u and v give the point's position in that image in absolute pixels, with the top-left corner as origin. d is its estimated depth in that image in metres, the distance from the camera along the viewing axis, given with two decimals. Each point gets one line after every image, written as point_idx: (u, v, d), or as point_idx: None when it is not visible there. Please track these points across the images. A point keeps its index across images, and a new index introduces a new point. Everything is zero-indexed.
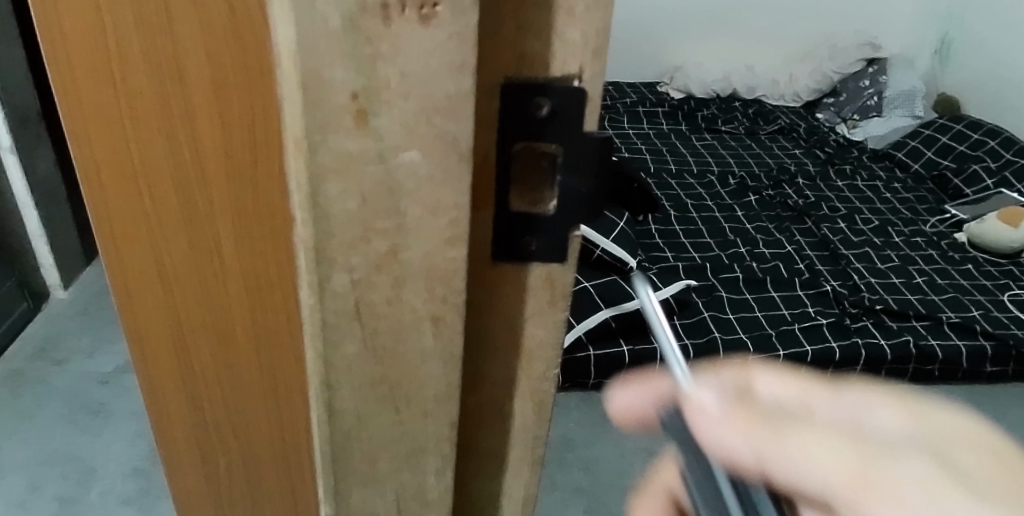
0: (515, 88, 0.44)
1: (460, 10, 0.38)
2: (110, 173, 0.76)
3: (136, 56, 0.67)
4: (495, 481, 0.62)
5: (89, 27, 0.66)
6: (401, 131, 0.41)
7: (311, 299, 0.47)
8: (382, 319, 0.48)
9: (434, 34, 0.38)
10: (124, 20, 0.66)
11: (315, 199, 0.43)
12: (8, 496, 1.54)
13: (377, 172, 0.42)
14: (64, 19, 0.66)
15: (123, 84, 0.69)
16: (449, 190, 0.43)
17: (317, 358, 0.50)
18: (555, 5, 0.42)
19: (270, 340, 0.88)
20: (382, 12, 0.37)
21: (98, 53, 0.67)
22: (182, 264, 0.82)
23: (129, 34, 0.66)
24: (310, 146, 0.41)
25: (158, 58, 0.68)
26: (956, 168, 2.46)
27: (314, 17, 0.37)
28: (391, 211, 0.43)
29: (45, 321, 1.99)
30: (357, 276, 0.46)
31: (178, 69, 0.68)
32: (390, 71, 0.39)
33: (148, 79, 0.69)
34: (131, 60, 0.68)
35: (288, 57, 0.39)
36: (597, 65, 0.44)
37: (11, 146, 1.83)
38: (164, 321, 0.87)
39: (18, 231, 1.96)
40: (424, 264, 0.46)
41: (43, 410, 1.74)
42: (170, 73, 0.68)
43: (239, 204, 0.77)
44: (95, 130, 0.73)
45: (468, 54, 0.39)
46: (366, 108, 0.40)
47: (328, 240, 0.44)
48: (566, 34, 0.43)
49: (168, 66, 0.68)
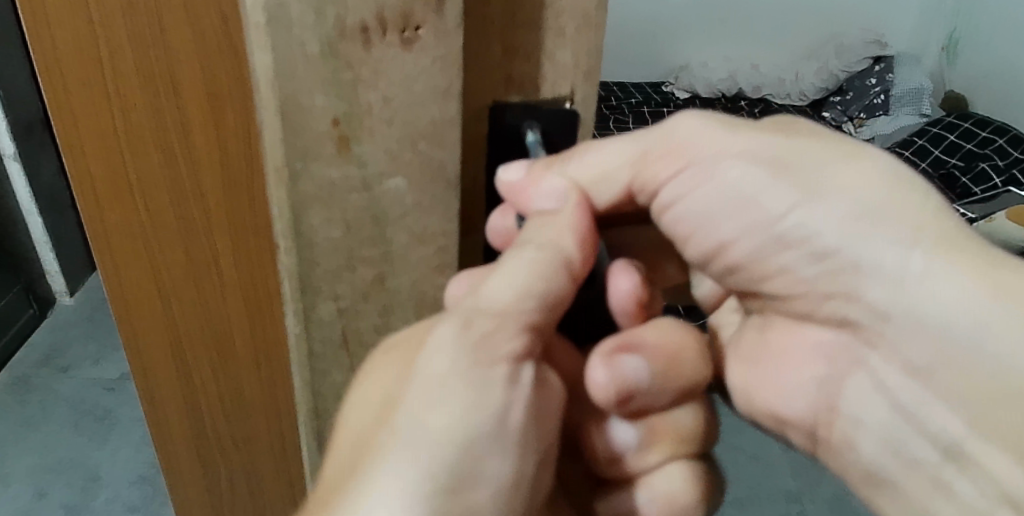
0: (503, 113, 0.43)
1: (443, 34, 0.37)
2: (106, 189, 0.74)
3: (130, 70, 0.67)
4: None
5: (83, 41, 0.65)
6: (385, 157, 0.39)
7: (296, 328, 0.45)
8: (371, 348, 0.46)
9: (417, 58, 0.37)
10: (116, 33, 0.65)
11: (298, 227, 0.41)
12: (13, 505, 1.54)
13: (361, 201, 0.41)
14: (56, 32, 0.65)
15: (117, 97, 0.68)
16: (436, 217, 0.42)
17: (304, 388, 0.48)
18: (544, 25, 0.40)
19: (270, 354, 0.87)
20: (362, 36, 0.36)
21: (91, 66, 0.67)
22: (180, 279, 0.81)
23: (124, 48, 0.66)
24: (292, 174, 0.39)
25: (154, 70, 0.67)
26: (964, 167, 2.27)
27: (291, 42, 0.36)
28: (376, 239, 0.42)
29: (51, 328, 1.98)
30: (343, 305, 0.44)
31: (173, 84, 0.68)
32: (372, 96, 0.38)
33: (143, 93, 0.68)
34: (125, 73, 0.67)
35: (265, 84, 0.37)
36: (588, 87, 0.43)
37: (14, 153, 1.83)
38: (163, 339, 0.85)
39: (25, 239, 1.97)
40: (413, 292, 0.45)
41: (49, 417, 1.74)
42: (165, 86, 0.68)
43: (237, 216, 0.76)
44: (92, 148, 0.72)
45: (454, 77, 0.38)
46: (347, 134, 0.38)
47: (313, 269, 0.43)
48: (556, 55, 0.41)
49: (163, 79, 0.67)
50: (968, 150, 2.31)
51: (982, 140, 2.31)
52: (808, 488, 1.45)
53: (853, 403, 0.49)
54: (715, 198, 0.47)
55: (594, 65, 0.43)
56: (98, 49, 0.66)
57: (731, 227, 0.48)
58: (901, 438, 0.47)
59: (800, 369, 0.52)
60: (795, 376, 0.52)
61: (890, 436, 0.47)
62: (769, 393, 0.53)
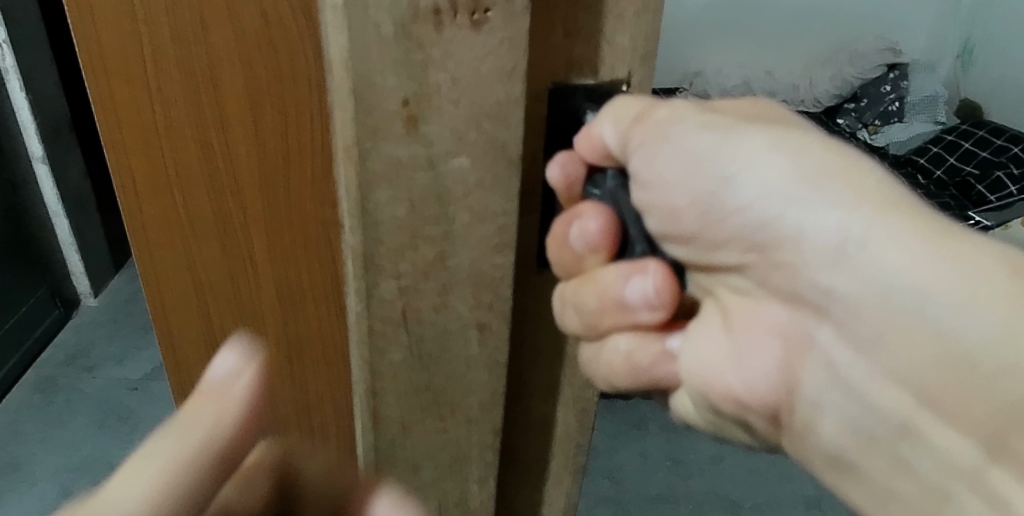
0: (563, 95, 0.43)
1: (511, 16, 0.38)
2: (147, 185, 0.76)
3: (171, 64, 0.68)
4: (536, 488, 0.61)
5: (127, 37, 0.66)
6: (450, 137, 0.41)
7: (357, 307, 0.47)
8: (429, 327, 0.48)
9: (485, 40, 0.38)
10: (159, 28, 0.66)
11: (364, 206, 0.43)
12: (40, 501, 1.56)
13: (426, 179, 0.42)
14: (102, 28, 0.66)
15: (157, 90, 0.70)
16: (497, 197, 0.43)
17: (362, 366, 0.50)
18: (604, 9, 0.41)
19: (301, 349, 0.88)
20: (434, 18, 0.37)
21: (133, 62, 0.68)
22: (214, 269, 0.82)
23: (166, 44, 0.67)
24: (361, 153, 0.41)
25: (193, 68, 0.68)
26: (979, 175, 2.23)
27: (366, 22, 0.37)
28: (439, 218, 0.43)
29: (75, 329, 2.01)
30: (404, 283, 0.46)
31: (214, 80, 0.69)
32: (441, 76, 0.39)
33: (183, 88, 0.69)
34: (166, 70, 0.68)
35: (339, 66, 0.39)
36: (645, 70, 0.44)
37: (42, 154, 1.87)
38: (198, 330, 0.87)
39: (51, 239, 1.99)
40: (471, 271, 0.46)
41: (75, 416, 1.76)
42: (205, 81, 0.69)
43: (275, 212, 0.78)
44: (132, 139, 0.73)
45: (521, 58, 0.39)
46: (415, 114, 0.40)
47: (376, 247, 0.44)
48: (616, 39, 0.42)
49: (203, 75, 0.68)
50: (982, 158, 2.28)
51: (995, 149, 2.28)
52: (825, 496, 1.59)
53: (811, 388, 0.44)
54: (657, 189, 0.44)
55: (651, 50, 0.43)
56: (141, 49, 0.67)
57: (698, 197, 0.43)
58: (875, 444, 0.42)
59: (747, 347, 0.46)
60: (746, 357, 0.46)
61: (844, 417, 0.43)
62: (711, 375, 0.47)
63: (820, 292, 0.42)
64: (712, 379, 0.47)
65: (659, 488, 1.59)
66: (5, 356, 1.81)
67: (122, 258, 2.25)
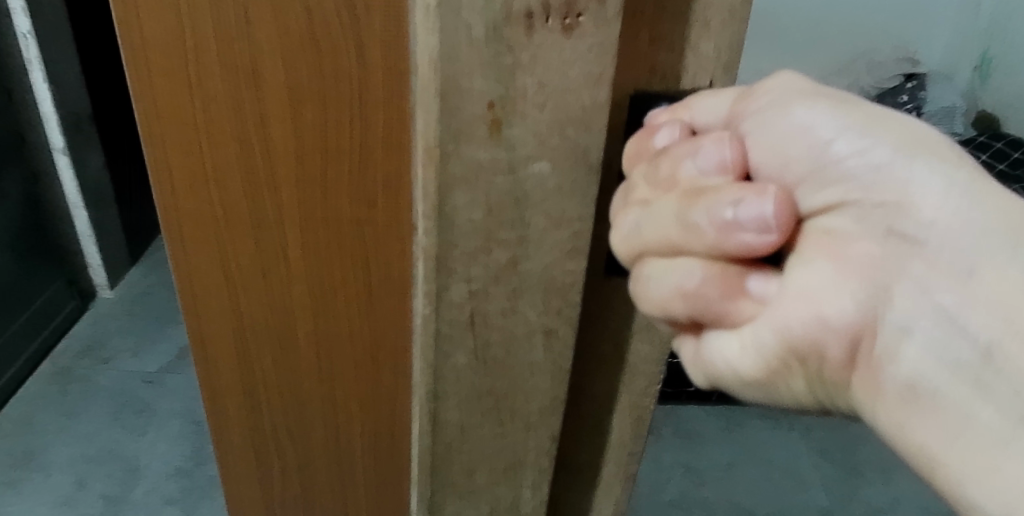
0: (643, 102, 0.43)
1: (603, 21, 0.38)
2: (181, 176, 0.74)
3: (213, 60, 0.65)
4: (584, 496, 0.60)
5: (170, 31, 0.64)
6: (533, 141, 0.40)
7: (425, 310, 0.46)
8: (495, 331, 0.47)
9: (575, 45, 0.38)
10: (201, 22, 0.63)
11: (441, 208, 0.42)
12: (55, 494, 1.56)
13: (505, 183, 0.42)
14: (144, 22, 0.63)
15: (199, 87, 0.67)
16: (575, 202, 0.43)
17: (425, 368, 0.49)
18: (690, 17, 0.41)
19: (329, 345, 0.88)
20: (526, 22, 0.37)
21: (175, 58, 0.65)
22: (248, 266, 0.81)
23: (209, 38, 0.64)
24: (442, 156, 0.40)
25: (235, 64, 0.66)
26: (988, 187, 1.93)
27: (458, 25, 0.37)
28: (515, 222, 0.43)
29: (92, 321, 2.01)
30: (474, 287, 0.45)
31: (255, 77, 0.66)
32: (528, 80, 0.38)
33: (224, 83, 0.67)
34: (208, 65, 0.66)
35: (425, 68, 0.39)
36: (727, 78, 0.43)
37: (63, 146, 1.86)
38: (228, 324, 0.86)
39: (69, 231, 1.99)
40: (542, 277, 0.45)
41: (88, 409, 1.75)
42: (247, 78, 0.66)
43: (308, 212, 0.76)
44: (171, 135, 0.71)
45: (608, 65, 0.39)
46: (500, 117, 0.39)
47: (450, 250, 0.44)
48: (700, 47, 0.42)
49: (246, 71, 0.66)
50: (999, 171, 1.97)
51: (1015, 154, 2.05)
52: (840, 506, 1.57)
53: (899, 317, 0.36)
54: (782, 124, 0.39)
55: (733, 58, 0.43)
56: (183, 44, 0.65)
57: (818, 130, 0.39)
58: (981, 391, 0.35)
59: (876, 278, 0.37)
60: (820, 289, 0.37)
61: (920, 364, 0.36)
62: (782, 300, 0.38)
63: (921, 219, 0.36)
64: (786, 326, 0.38)
65: (671, 494, 1.58)
66: (5, 365, 1.76)
67: (139, 249, 2.25)
